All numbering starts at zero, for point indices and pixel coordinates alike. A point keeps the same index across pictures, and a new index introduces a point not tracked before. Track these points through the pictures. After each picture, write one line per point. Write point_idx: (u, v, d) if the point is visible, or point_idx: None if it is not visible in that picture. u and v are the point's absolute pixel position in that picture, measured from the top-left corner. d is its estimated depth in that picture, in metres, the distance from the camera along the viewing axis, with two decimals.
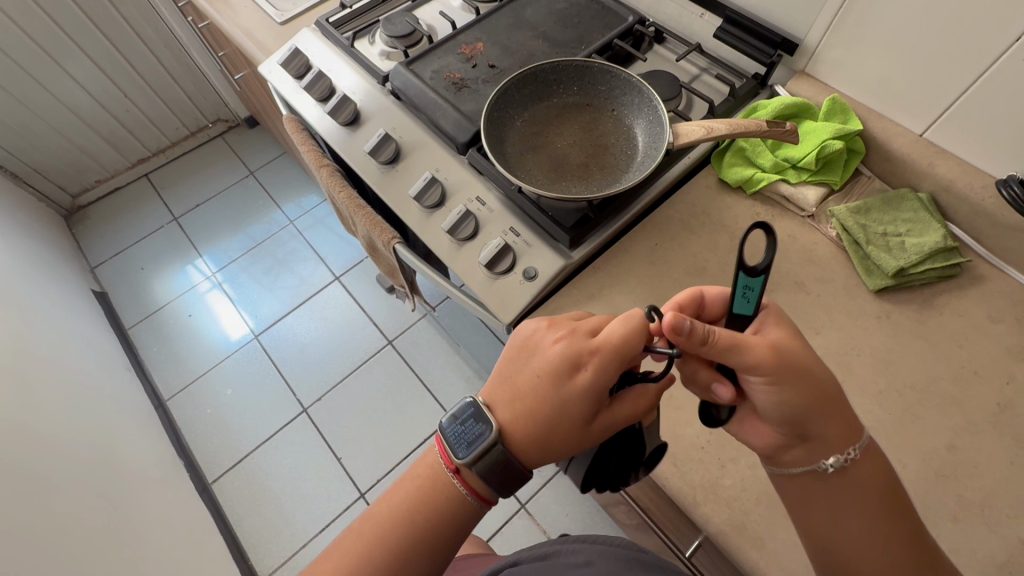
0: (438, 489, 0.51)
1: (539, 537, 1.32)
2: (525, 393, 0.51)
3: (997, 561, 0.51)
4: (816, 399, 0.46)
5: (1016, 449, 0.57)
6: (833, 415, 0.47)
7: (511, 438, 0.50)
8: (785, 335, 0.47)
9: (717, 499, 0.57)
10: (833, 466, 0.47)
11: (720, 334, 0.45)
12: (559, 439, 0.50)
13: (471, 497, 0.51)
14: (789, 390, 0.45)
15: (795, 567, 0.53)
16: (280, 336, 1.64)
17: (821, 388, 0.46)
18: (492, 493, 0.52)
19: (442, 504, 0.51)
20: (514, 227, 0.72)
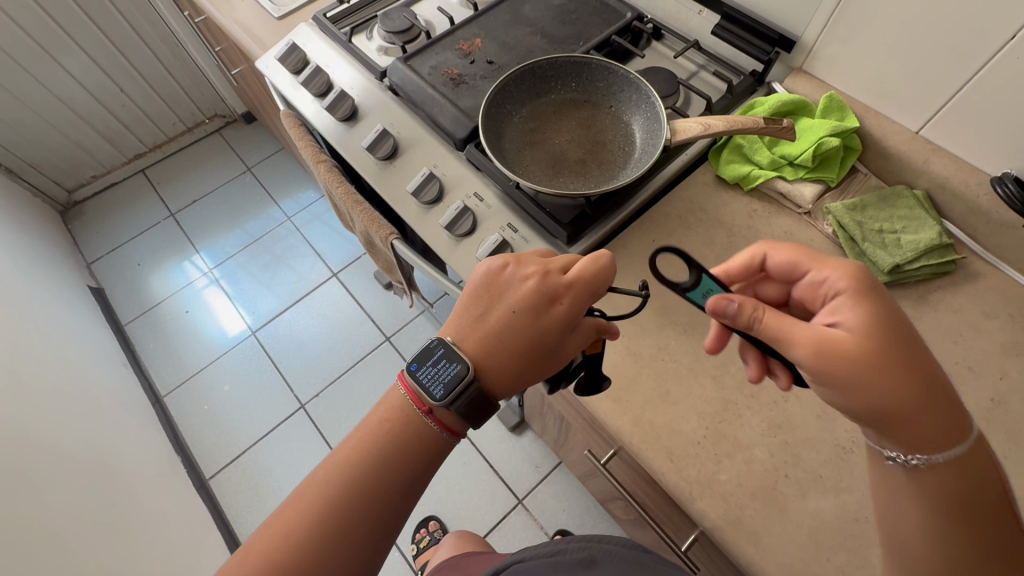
0: (406, 421, 0.53)
1: (536, 533, 1.33)
2: (500, 331, 0.52)
3: None
4: (879, 402, 0.41)
5: (1009, 444, 0.58)
6: (902, 421, 0.41)
7: (485, 375, 0.52)
8: (860, 328, 0.42)
9: (712, 494, 0.57)
10: (897, 461, 0.42)
11: (764, 318, 0.44)
12: (528, 369, 0.52)
13: (442, 433, 0.54)
14: (837, 385, 0.42)
15: (789, 560, 0.54)
16: (278, 332, 1.64)
17: (902, 386, 0.40)
18: (461, 425, 0.54)
19: (414, 443, 0.53)
20: (511, 223, 0.72)
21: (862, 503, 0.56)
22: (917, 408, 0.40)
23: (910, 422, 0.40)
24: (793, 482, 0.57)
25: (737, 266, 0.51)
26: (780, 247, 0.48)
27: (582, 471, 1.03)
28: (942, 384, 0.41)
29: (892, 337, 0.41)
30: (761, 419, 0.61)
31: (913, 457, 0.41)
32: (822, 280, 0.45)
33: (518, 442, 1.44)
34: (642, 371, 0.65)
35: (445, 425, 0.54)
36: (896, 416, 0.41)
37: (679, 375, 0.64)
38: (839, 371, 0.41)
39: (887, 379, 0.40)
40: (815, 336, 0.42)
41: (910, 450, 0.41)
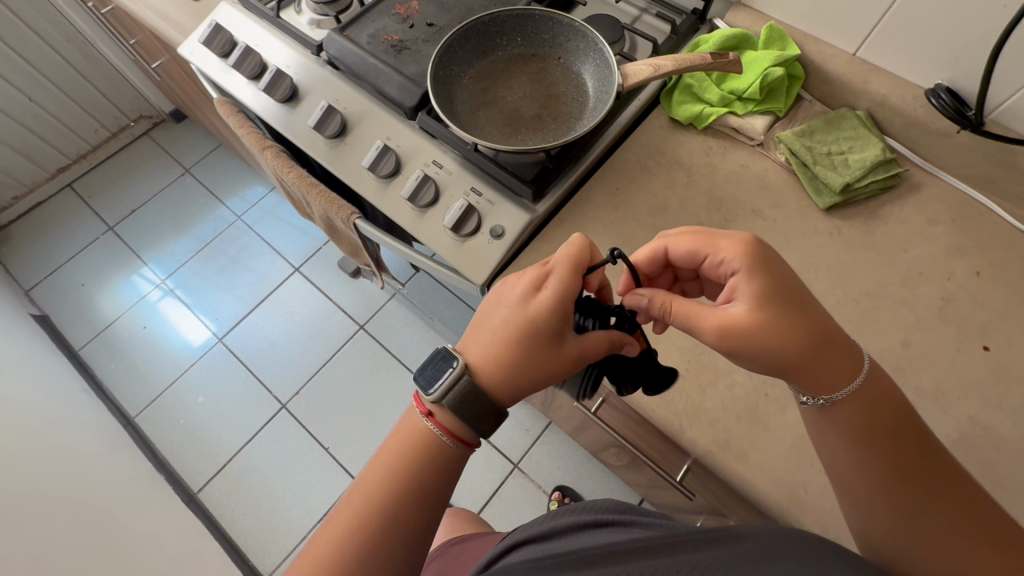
0: (427, 448, 0.53)
1: (535, 493, 1.36)
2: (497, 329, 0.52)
3: (951, 437, 0.57)
4: (776, 360, 0.46)
5: (960, 336, 0.62)
6: (803, 374, 0.46)
7: (482, 371, 0.52)
8: (749, 305, 0.46)
9: (701, 422, 0.60)
10: (809, 403, 0.49)
11: (674, 308, 0.49)
12: (529, 362, 0.51)
13: (447, 439, 0.53)
14: (743, 358, 0.47)
15: (776, 471, 0.57)
16: (247, 336, 1.59)
17: (795, 347, 0.45)
18: (467, 434, 0.54)
19: (420, 450, 0.53)
20: (475, 187, 0.71)
21: None
22: (814, 362, 0.46)
23: (804, 377, 0.47)
24: (773, 400, 0.60)
25: (645, 258, 0.54)
26: (678, 237, 0.51)
27: (572, 426, 1.06)
28: (827, 347, 0.46)
29: (778, 303, 0.46)
30: None
31: (819, 398, 0.47)
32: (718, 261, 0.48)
33: None
34: None
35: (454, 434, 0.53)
36: (795, 372, 0.47)
37: None
38: (738, 346, 0.47)
39: (781, 343, 0.45)
40: (714, 319, 0.47)
41: (814, 394, 0.47)
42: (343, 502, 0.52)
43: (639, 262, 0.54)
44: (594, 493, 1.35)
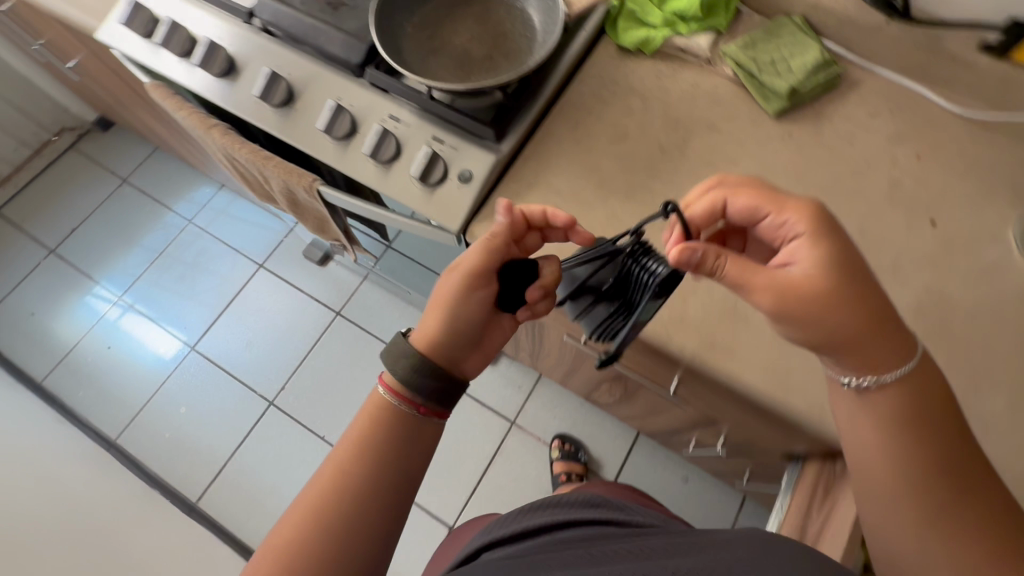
0: (380, 414, 0.54)
1: (535, 445, 1.40)
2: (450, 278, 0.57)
3: (910, 306, 0.62)
4: (828, 331, 0.43)
5: (909, 215, 0.67)
6: (849, 349, 0.44)
7: (427, 318, 0.57)
8: (812, 273, 0.43)
9: (686, 327, 0.63)
10: (851, 385, 0.46)
11: (728, 267, 0.44)
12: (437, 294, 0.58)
13: (391, 397, 0.55)
14: (794, 327, 0.44)
15: (760, 360, 0.61)
16: (220, 340, 1.55)
17: (849, 323, 0.43)
18: (406, 388, 0.55)
19: (378, 418, 0.54)
20: (436, 135, 0.70)
21: None
22: (866, 338, 0.43)
23: (853, 352, 0.44)
24: None
25: (702, 212, 0.49)
26: (740, 191, 0.47)
27: (563, 370, 1.08)
28: (884, 326, 0.44)
29: (842, 273, 0.43)
30: None
31: (867, 379, 0.44)
32: (782, 223, 0.45)
33: (496, 371, 1.48)
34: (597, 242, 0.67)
35: (401, 395, 0.55)
36: (845, 347, 0.44)
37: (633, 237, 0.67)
38: (795, 313, 0.43)
39: (836, 314, 0.43)
40: (775, 284, 0.43)
41: (863, 373, 0.44)
42: (307, 487, 0.52)
43: (694, 214, 0.49)
44: (592, 435, 1.40)
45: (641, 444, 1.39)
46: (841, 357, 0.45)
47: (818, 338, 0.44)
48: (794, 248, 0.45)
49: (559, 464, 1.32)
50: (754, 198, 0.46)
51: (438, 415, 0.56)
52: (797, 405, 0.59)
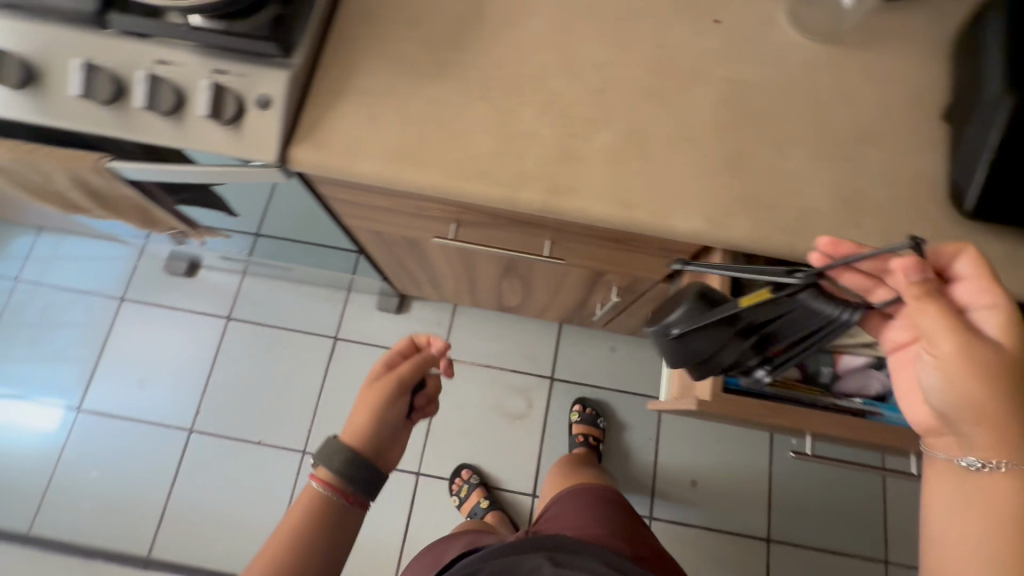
0: (321, 506, 0.60)
1: (470, 370, 1.43)
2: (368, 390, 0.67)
3: (715, 101, 0.68)
4: (974, 397, 0.44)
5: (697, 21, 0.71)
6: (984, 415, 0.45)
7: (356, 419, 0.64)
8: (994, 346, 0.44)
9: (529, 181, 0.64)
10: (970, 464, 0.46)
11: (932, 304, 0.45)
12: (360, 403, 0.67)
13: (329, 488, 0.61)
14: (957, 384, 0.45)
15: (603, 189, 0.64)
16: (107, 390, 1.40)
17: (998, 396, 0.44)
18: (342, 479, 0.61)
19: (321, 510, 0.60)
20: (217, 68, 0.63)
21: (629, 121, 0.67)
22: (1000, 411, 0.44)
23: (979, 422, 0.45)
24: (578, 137, 0.66)
25: (933, 259, 0.48)
26: (966, 261, 0.47)
27: (465, 279, 1.10)
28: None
29: (1015, 360, 0.44)
30: (533, 107, 0.67)
31: (984, 460, 0.45)
32: (970, 290, 0.46)
33: (412, 316, 1.47)
34: (423, 129, 0.65)
35: (336, 488, 0.61)
36: (980, 410, 0.45)
37: (456, 114, 0.66)
38: (962, 371, 0.44)
39: (984, 379, 0.44)
40: (964, 336, 0.44)
41: (986, 453, 0.45)
42: (267, 543, 0.59)
43: (939, 250, 0.48)
44: (521, 342, 1.45)
45: (566, 333, 1.46)
46: (963, 427, 0.46)
47: (963, 397, 0.45)
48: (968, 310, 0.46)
49: (579, 426, 1.34)
50: (968, 265, 0.47)
51: (365, 502, 0.63)
52: (643, 218, 0.63)
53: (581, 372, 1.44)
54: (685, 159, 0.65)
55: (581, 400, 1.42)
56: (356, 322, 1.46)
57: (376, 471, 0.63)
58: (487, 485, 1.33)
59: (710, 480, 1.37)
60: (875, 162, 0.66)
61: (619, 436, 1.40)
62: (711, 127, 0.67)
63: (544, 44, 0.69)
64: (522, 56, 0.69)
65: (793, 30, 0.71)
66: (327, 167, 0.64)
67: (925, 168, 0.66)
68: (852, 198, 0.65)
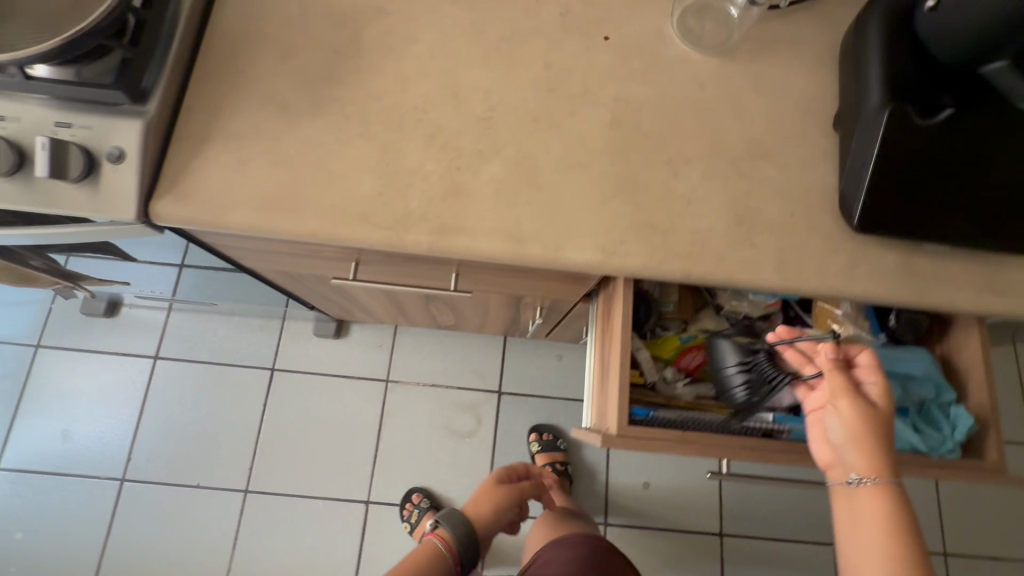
0: (434, 557, 0.85)
1: (416, 391, 1.40)
2: (485, 489, 0.97)
3: (606, 122, 0.66)
4: (858, 430, 0.54)
5: (586, 37, 0.69)
6: (866, 445, 0.53)
7: (481, 508, 0.94)
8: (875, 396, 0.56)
9: (414, 222, 0.61)
10: (855, 482, 0.53)
11: (835, 363, 0.58)
12: (480, 499, 0.96)
13: (441, 543, 0.87)
14: (846, 416, 0.55)
15: (493, 224, 0.61)
16: (27, 445, 1.31)
17: (887, 446, 0.53)
18: (452, 542, 0.87)
19: (432, 560, 0.84)
20: (59, 121, 0.58)
21: (518, 149, 0.64)
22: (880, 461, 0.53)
23: (861, 451, 0.53)
24: (465, 170, 0.63)
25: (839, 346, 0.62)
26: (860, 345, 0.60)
27: (391, 305, 1.06)
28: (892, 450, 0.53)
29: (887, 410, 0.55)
30: (417, 141, 0.63)
31: (862, 479, 0.52)
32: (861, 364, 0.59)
33: (351, 340, 1.42)
34: (297, 172, 0.61)
35: (450, 549, 0.86)
36: (863, 442, 0.53)
37: (334, 153, 0.62)
38: (849, 407, 0.55)
39: (865, 415, 0.54)
40: (852, 384, 0.56)
41: (863, 473, 0.52)
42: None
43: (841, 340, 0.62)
44: (465, 357, 1.42)
45: (512, 345, 1.43)
46: (851, 455, 0.54)
47: (854, 430, 0.54)
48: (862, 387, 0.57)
49: (541, 456, 1.33)
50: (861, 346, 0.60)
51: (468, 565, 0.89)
52: (535, 252, 0.61)
53: (528, 384, 1.42)
54: (576, 186, 0.63)
55: (530, 411, 1.40)
56: (293, 351, 1.40)
57: (476, 543, 0.90)
58: (439, 507, 1.31)
59: (662, 480, 1.38)
60: (768, 177, 0.65)
61: (579, 455, 1.39)
62: (603, 151, 0.65)
63: (426, 71, 0.66)
64: (402, 85, 0.65)
65: (684, 43, 0.69)
66: (195, 221, 0.59)
67: (817, 180, 0.65)
68: (747, 216, 0.64)
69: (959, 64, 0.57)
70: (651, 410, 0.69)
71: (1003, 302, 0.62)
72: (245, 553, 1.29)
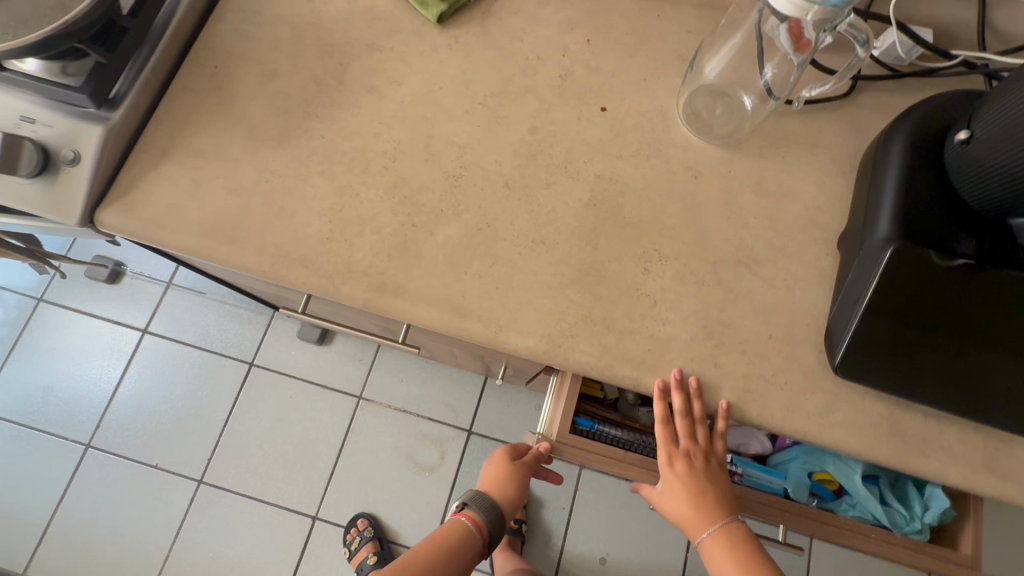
0: (458, 539, 0.79)
1: (386, 413, 1.37)
2: (505, 480, 0.78)
3: (583, 199, 0.61)
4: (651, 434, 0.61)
5: (580, 105, 0.64)
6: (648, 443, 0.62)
7: (499, 486, 0.78)
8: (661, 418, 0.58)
9: (355, 274, 0.57)
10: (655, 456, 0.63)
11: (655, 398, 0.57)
12: (498, 478, 0.78)
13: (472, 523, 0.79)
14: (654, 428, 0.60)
15: (435, 291, 0.57)
16: (8, 395, 1.35)
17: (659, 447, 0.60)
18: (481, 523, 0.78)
19: (458, 537, 0.79)
20: (26, 114, 0.58)
21: (480, 215, 0.60)
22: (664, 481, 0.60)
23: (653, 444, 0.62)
24: (420, 228, 0.59)
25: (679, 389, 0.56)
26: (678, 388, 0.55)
27: None
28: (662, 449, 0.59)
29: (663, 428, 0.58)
30: (377, 189, 0.60)
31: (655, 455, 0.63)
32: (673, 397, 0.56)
33: (333, 349, 1.41)
34: (248, 202, 0.59)
35: (479, 528, 0.79)
36: None
37: (290, 188, 0.59)
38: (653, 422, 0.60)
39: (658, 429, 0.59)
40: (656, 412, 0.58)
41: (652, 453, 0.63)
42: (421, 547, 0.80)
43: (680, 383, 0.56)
44: (440, 389, 1.38)
45: (491, 386, 1.38)
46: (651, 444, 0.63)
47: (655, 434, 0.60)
48: (655, 421, 0.58)
49: None
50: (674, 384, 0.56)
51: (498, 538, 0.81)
52: (473, 329, 0.56)
53: (501, 429, 1.36)
54: (534, 265, 0.58)
55: None
56: (274, 350, 1.40)
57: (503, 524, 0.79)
58: (382, 539, 1.26)
59: (622, 556, 1.27)
60: (751, 291, 0.58)
61: (538, 515, 1.29)
62: (571, 231, 0.59)
63: (404, 118, 0.63)
64: (376, 129, 0.62)
65: (687, 127, 0.64)
66: (136, 235, 0.58)
67: (806, 303, 0.58)
68: (717, 329, 0.57)
69: (985, 210, 0.49)
70: (597, 424, 0.68)
71: (1001, 486, 0.53)
72: (186, 543, 1.28)
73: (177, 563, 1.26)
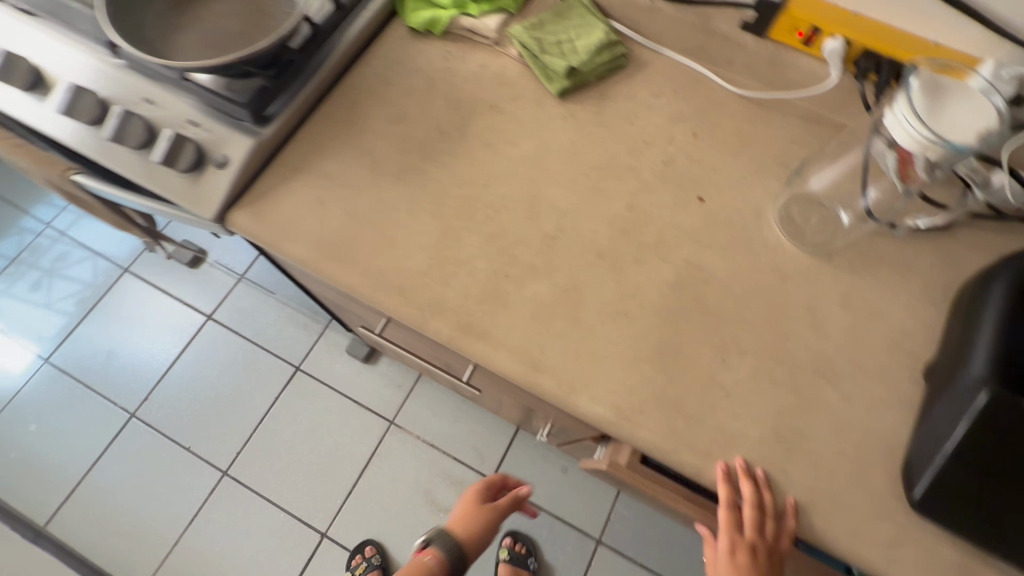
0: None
1: (414, 444, 1.37)
2: (482, 512, 0.87)
3: (670, 280, 0.63)
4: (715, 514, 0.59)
5: (679, 191, 0.67)
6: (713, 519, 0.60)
7: (465, 525, 0.84)
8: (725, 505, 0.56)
9: (444, 311, 0.60)
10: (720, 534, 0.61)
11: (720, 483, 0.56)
12: (467, 521, 0.85)
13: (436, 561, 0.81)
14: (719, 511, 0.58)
15: (516, 341, 0.59)
16: (75, 352, 1.44)
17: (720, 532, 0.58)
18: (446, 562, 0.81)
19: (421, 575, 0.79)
20: (193, 119, 0.66)
21: (570, 277, 0.62)
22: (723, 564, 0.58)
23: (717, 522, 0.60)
24: (512, 280, 0.62)
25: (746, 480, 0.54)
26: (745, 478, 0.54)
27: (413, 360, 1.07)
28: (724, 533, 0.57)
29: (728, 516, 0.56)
30: (478, 236, 0.64)
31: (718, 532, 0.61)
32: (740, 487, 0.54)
33: (375, 369, 1.44)
34: (361, 227, 0.64)
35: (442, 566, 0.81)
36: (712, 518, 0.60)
37: (399, 221, 0.64)
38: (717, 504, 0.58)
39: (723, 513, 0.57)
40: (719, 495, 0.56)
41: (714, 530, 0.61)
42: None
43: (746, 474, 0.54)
44: (471, 431, 1.38)
45: (521, 438, 1.37)
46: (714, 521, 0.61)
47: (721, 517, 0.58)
48: (719, 504, 0.56)
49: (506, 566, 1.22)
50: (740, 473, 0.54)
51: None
52: (546, 385, 0.57)
53: None
54: (613, 335, 0.60)
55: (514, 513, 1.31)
56: (322, 359, 1.45)
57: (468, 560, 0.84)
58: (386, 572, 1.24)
59: None
60: (827, 403, 0.58)
61: None
62: (654, 310, 0.61)
63: (514, 175, 0.68)
64: (486, 181, 0.67)
65: (781, 231, 0.65)
66: (257, 238, 0.64)
67: (883, 427, 0.57)
68: (788, 433, 0.56)
69: None
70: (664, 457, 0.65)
71: None
72: (197, 532, 1.29)
73: (184, 550, 1.27)
